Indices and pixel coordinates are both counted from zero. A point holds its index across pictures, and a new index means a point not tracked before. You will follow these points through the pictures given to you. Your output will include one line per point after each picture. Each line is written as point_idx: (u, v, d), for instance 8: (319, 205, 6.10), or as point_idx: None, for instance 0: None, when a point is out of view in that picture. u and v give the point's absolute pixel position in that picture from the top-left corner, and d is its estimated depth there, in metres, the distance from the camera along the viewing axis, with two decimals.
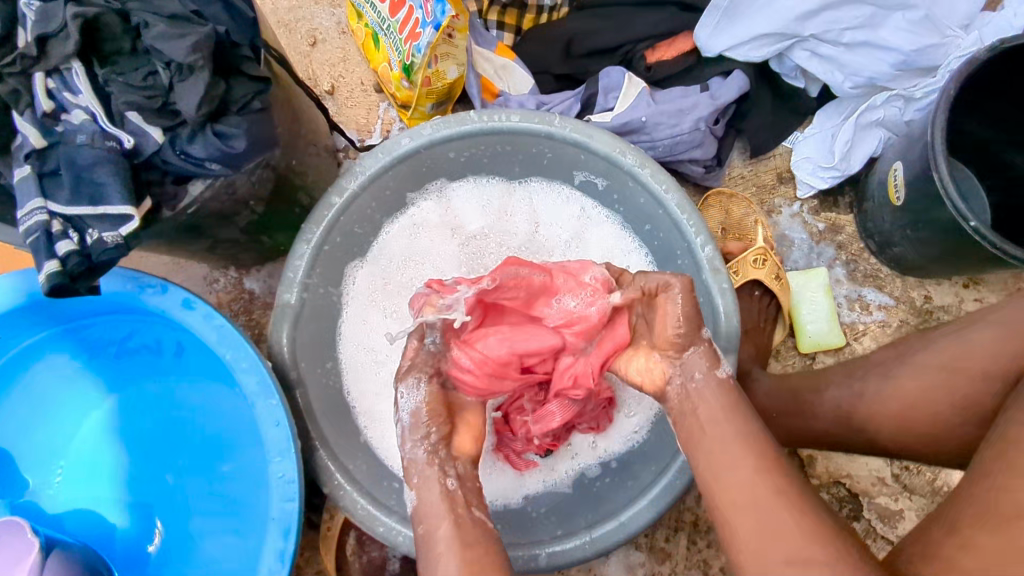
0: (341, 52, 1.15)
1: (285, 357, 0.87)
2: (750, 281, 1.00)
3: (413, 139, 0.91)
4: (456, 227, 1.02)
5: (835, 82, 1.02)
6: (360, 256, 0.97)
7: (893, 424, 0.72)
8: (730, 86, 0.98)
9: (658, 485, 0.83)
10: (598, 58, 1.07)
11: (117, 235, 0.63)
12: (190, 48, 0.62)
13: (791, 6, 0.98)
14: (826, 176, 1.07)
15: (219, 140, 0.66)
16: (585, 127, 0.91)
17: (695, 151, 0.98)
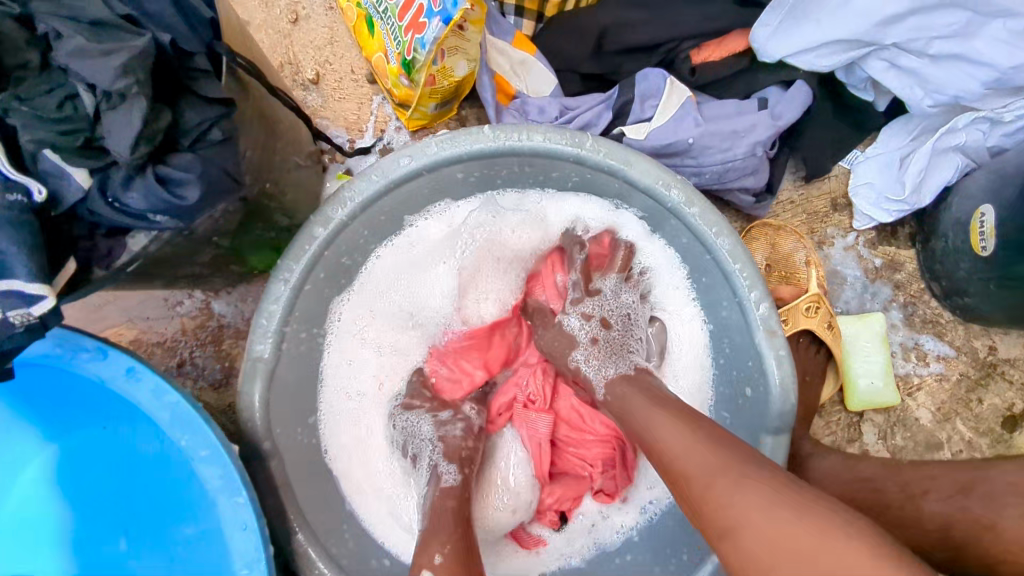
0: (328, 32, 0.97)
1: (256, 421, 0.73)
2: (800, 331, 0.87)
3: (415, 159, 0.76)
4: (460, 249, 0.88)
5: (913, 100, 0.87)
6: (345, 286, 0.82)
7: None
8: (793, 103, 0.84)
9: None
10: (635, 55, 0.90)
11: (27, 316, 0.47)
12: (120, 69, 0.45)
13: (873, 7, 0.81)
14: (891, 208, 0.92)
15: (164, 188, 0.51)
16: (624, 153, 0.76)
17: (747, 179, 0.83)
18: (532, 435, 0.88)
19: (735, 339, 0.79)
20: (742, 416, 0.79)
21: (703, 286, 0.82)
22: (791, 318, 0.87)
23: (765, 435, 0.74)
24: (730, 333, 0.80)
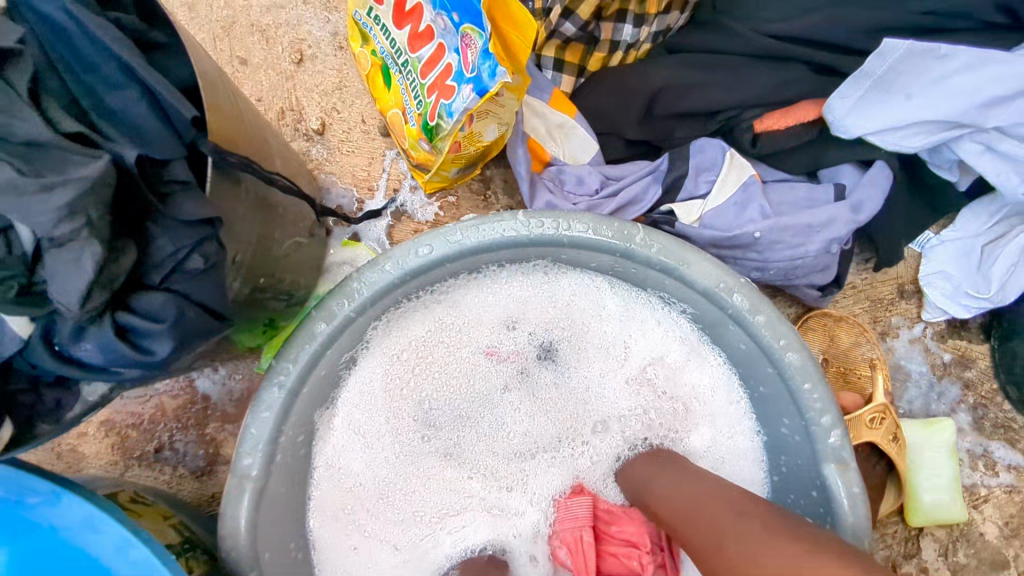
0: (337, 75, 0.86)
1: (238, 552, 0.61)
2: (862, 443, 0.76)
3: (437, 247, 0.64)
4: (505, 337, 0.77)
5: (1008, 187, 0.75)
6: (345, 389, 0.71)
7: None
8: (873, 192, 0.73)
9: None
10: (686, 122, 0.78)
11: None
12: (64, 210, 0.35)
13: (971, 87, 0.69)
14: (969, 304, 0.81)
15: (127, 340, 0.40)
16: (680, 248, 0.65)
17: (815, 276, 0.72)
18: (570, 525, 0.68)
19: (799, 462, 0.67)
20: None
21: (764, 397, 0.71)
22: (853, 431, 0.75)
23: None
24: (790, 450, 0.69)
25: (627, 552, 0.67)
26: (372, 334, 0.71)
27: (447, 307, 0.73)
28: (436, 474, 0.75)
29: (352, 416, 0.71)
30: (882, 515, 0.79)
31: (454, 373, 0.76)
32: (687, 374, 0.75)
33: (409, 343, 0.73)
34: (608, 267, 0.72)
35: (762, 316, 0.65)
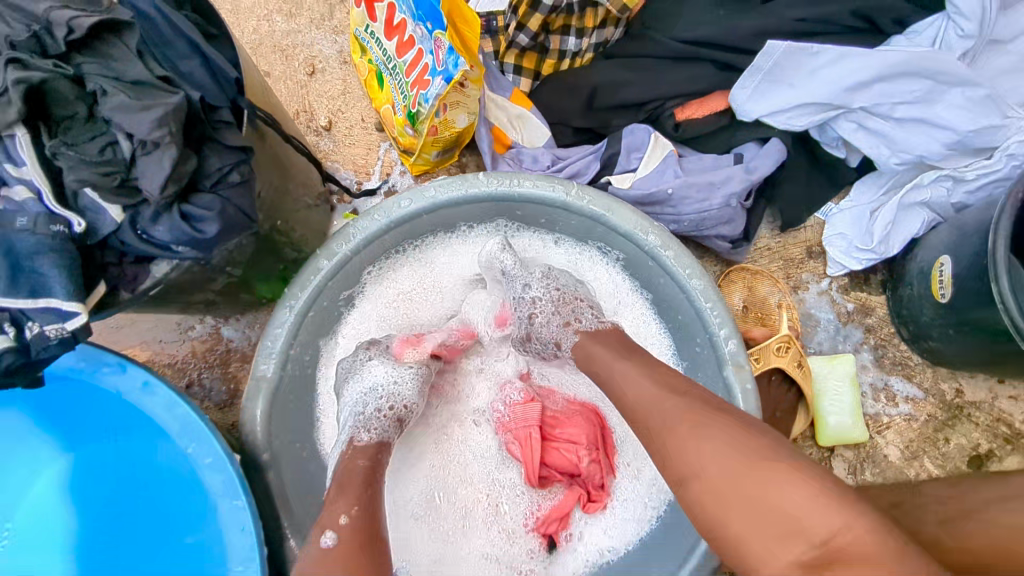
0: (342, 84, 1.06)
1: (258, 438, 0.78)
2: (771, 369, 0.91)
3: (414, 201, 0.83)
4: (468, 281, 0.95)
5: (880, 158, 0.93)
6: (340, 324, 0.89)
7: None
8: (766, 158, 0.91)
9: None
10: (622, 112, 0.97)
11: (62, 329, 0.54)
12: (155, 122, 0.52)
13: (840, 76, 0.88)
14: (861, 257, 0.98)
15: (187, 223, 0.57)
16: (607, 200, 0.83)
17: (723, 227, 0.90)
18: (522, 425, 0.87)
19: (707, 374, 0.84)
20: None
21: (681, 324, 0.87)
22: (761, 357, 0.91)
23: None
24: (702, 368, 0.85)
25: (570, 446, 0.86)
26: (367, 278, 0.89)
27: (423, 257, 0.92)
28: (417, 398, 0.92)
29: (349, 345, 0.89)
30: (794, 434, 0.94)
31: (432, 316, 0.94)
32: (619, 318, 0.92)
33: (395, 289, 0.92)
34: (553, 221, 0.90)
35: (672, 253, 0.82)
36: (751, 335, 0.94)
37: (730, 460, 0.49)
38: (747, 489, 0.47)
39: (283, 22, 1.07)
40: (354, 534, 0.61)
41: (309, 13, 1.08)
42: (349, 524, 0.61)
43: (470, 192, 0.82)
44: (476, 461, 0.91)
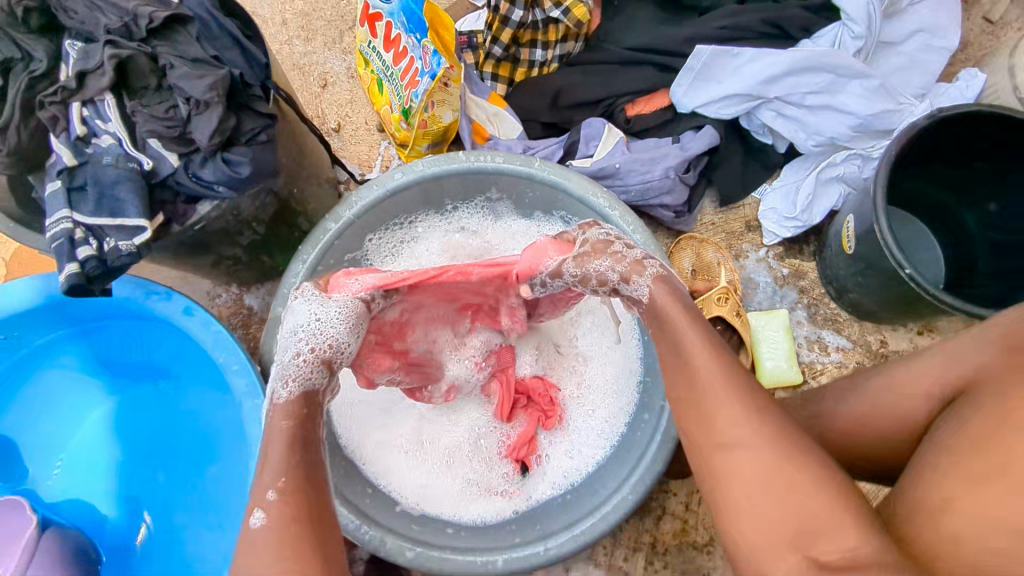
0: (349, 94, 1.26)
1: (274, 366, 0.93)
2: (714, 317, 1.06)
3: (406, 174, 1.00)
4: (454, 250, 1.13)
5: (799, 140, 1.10)
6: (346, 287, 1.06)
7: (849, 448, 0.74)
8: (700, 139, 1.09)
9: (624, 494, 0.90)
10: (583, 109, 1.16)
11: (131, 244, 0.72)
12: (208, 87, 0.72)
13: (757, 71, 1.07)
14: (790, 226, 1.15)
15: (227, 166, 0.76)
16: (564, 171, 1.00)
17: (665, 197, 1.09)
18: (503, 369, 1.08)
19: None
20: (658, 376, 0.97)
21: None
22: (705, 307, 1.05)
23: None
24: None
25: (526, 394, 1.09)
26: (370, 245, 1.06)
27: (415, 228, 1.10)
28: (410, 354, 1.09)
29: None
30: None
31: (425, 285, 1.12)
32: None
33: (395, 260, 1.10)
34: (522, 195, 1.07)
35: (618, 212, 0.98)
36: (697, 288, 1.09)
37: (769, 485, 0.52)
38: (802, 508, 0.50)
39: (302, 45, 1.28)
40: (282, 509, 0.60)
41: (323, 37, 1.29)
42: (277, 500, 0.60)
43: (451, 166, 1.00)
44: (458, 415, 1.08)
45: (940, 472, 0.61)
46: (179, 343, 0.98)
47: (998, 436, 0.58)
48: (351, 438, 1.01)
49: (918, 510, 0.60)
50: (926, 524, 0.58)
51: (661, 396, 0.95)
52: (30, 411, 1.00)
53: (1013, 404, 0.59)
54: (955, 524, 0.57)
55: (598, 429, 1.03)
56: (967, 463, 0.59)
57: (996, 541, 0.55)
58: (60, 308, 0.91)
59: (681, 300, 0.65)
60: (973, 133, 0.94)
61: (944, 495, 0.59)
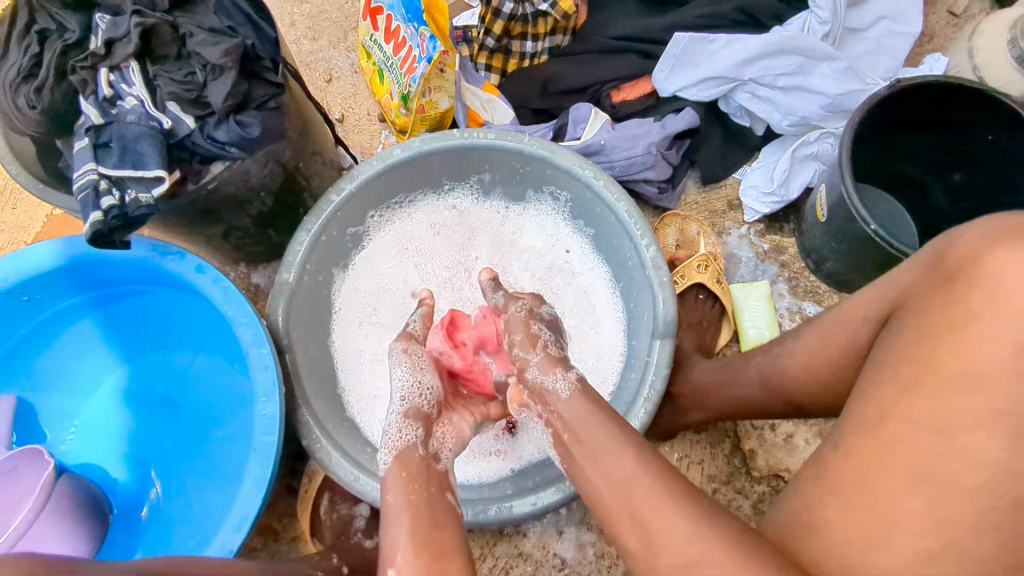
0: (353, 87, 1.34)
1: (279, 325, 0.98)
2: (695, 284, 1.13)
3: (401, 152, 1.04)
4: (449, 227, 1.18)
5: (774, 121, 1.17)
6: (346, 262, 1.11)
7: (819, 384, 0.78)
8: (680, 119, 1.16)
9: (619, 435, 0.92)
10: (571, 96, 1.23)
11: (150, 196, 0.78)
12: (223, 53, 0.80)
13: (732, 55, 1.15)
14: (768, 202, 1.21)
15: (238, 127, 0.83)
16: (552, 145, 1.04)
17: (649, 172, 1.16)
18: None
19: (638, 283, 1.03)
20: (642, 338, 1.01)
21: (616, 246, 1.07)
22: (686, 274, 1.14)
23: (655, 340, 0.96)
24: (635, 279, 1.04)
25: None
26: (371, 222, 1.11)
27: (412, 205, 1.15)
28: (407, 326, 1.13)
29: (354, 282, 1.12)
30: (721, 341, 1.14)
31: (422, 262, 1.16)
32: (571, 249, 1.15)
33: (392, 237, 1.15)
34: (513, 171, 1.11)
35: (603, 183, 1.03)
36: (677, 256, 1.18)
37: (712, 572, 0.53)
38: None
39: (308, 43, 1.37)
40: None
41: (328, 36, 1.37)
42: (405, 572, 0.63)
43: (445, 144, 1.04)
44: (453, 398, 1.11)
45: (874, 384, 0.59)
46: (195, 307, 1.04)
47: (932, 347, 0.56)
48: (353, 401, 1.06)
49: (856, 421, 0.58)
50: (862, 435, 0.57)
51: (646, 352, 0.98)
52: (49, 377, 1.05)
53: (929, 311, 0.58)
54: (874, 398, 0.58)
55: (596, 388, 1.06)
56: (897, 371, 0.57)
57: (922, 439, 0.54)
58: (88, 267, 0.96)
59: (597, 402, 0.73)
60: (917, 102, 1.00)
61: (879, 406, 0.57)
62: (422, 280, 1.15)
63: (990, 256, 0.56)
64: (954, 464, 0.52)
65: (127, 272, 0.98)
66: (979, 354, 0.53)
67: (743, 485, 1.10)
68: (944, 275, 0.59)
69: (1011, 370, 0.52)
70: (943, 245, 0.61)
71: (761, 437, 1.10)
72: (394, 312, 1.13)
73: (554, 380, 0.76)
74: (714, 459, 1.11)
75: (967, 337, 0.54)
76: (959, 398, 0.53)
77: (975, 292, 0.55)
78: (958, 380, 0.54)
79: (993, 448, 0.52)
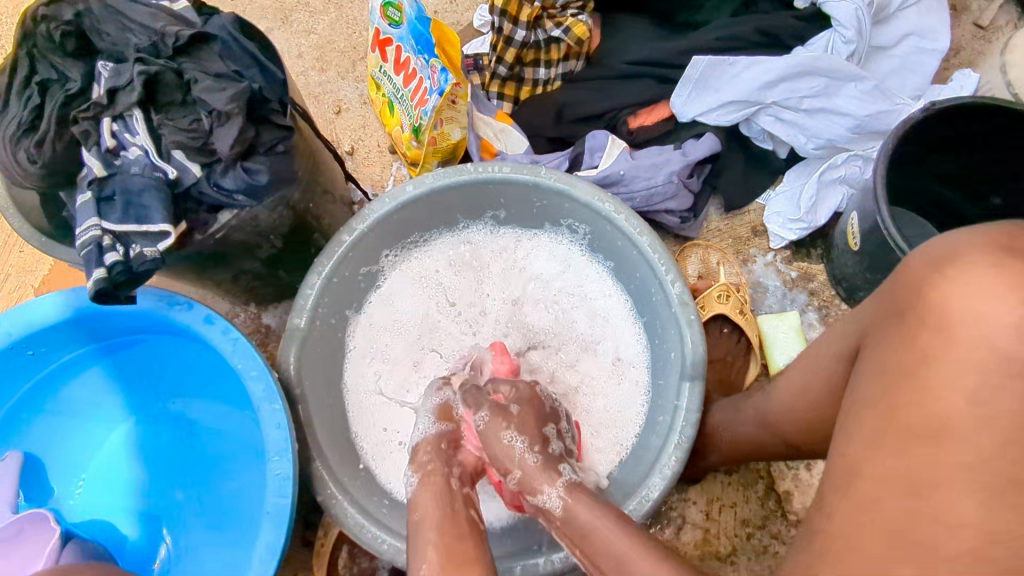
0: (362, 119, 1.31)
1: (291, 376, 0.94)
2: (718, 315, 1.09)
3: (417, 187, 1.00)
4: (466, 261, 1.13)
5: (799, 144, 1.13)
6: (359, 301, 1.06)
7: None
8: (701, 146, 1.13)
9: (651, 485, 0.87)
10: (587, 123, 1.20)
11: (155, 250, 0.75)
12: (229, 98, 0.77)
13: (754, 77, 1.11)
14: (795, 228, 1.16)
15: (246, 175, 0.80)
16: (569, 178, 0.99)
17: (669, 202, 1.12)
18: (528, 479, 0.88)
19: (663, 319, 0.98)
20: (670, 377, 0.96)
21: (638, 281, 1.02)
22: (705, 303, 1.09)
23: (684, 382, 0.91)
24: (659, 314, 0.99)
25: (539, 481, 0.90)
26: (386, 260, 1.07)
27: (428, 240, 1.11)
28: (425, 365, 1.08)
29: (367, 323, 1.07)
30: (750, 377, 1.08)
31: (441, 300, 1.11)
32: (589, 283, 1.11)
33: (409, 273, 1.10)
34: (530, 205, 1.06)
35: (623, 216, 0.98)
36: (698, 287, 1.13)
37: None
38: None
39: (317, 75, 1.34)
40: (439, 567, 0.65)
41: (337, 67, 1.34)
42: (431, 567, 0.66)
43: (460, 179, 0.99)
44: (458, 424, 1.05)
45: (843, 437, 0.54)
46: (204, 354, 1.00)
47: (892, 397, 0.50)
48: (369, 446, 1.01)
49: (832, 476, 0.53)
50: (837, 492, 0.52)
51: (675, 395, 0.92)
52: (53, 430, 1.01)
53: (886, 357, 0.53)
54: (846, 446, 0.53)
55: (621, 430, 1.01)
56: (861, 422, 0.52)
57: (895, 500, 0.49)
58: (95, 319, 0.93)
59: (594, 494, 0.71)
60: (937, 128, 0.96)
61: (848, 462, 0.52)
62: (439, 316, 1.10)
63: (935, 288, 0.51)
64: (932, 526, 0.47)
65: (133, 322, 0.94)
66: (937, 402, 0.48)
67: (780, 529, 1.04)
68: (896, 310, 0.55)
69: (973, 417, 0.47)
70: (893, 279, 0.58)
71: (796, 480, 1.06)
72: (410, 350, 1.08)
73: (544, 490, 0.72)
74: (747, 501, 1.06)
75: (921, 383, 0.49)
76: (924, 454, 0.48)
77: (924, 330, 0.51)
78: (925, 433, 0.48)
79: (972, 506, 0.47)
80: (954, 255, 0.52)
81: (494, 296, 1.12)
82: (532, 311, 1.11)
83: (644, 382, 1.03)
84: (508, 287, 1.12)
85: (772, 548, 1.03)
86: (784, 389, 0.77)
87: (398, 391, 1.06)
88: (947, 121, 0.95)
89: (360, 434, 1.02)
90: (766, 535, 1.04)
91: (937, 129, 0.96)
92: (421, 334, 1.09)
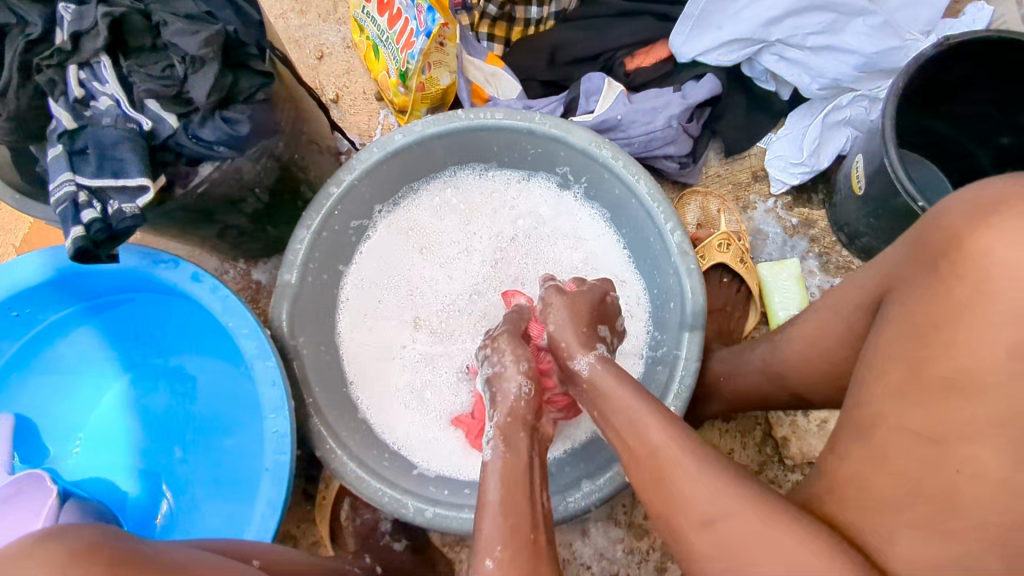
0: (346, 64, 1.25)
1: (284, 332, 0.91)
2: (717, 265, 1.07)
3: (405, 136, 0.95)
4: (457, 208, 1.09)
5: (803, 85, 1.09)
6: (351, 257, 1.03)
7: None
8: (702, 87, 1.08)
9: None
10: (580, 65, 1.15)
11: (134, 207, 0.72)
12: (202, 43, 0.72)
13: (756, 14, 1.06)
14: (796, 172, 1.13)
15: (226, 125, 0.76)
16: (564, 123, 0.95)
17: (668, 147, 1.09)
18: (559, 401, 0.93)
19: (662, 267, 0.96)
20: (670, 327, 0.94)
21: (636, 230, 1.00)
22: (706, 254, 1.07)
23: (683, 331, 0.89)
24: (658, 262, 0.97)
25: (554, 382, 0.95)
26: (378, 214, 1.04)
27: (416, 190, 1.07)
28: (420, 315, 1.06)
29: (359, 276, 1.04)
30: (749, 327, 1.08)
31: (435, 249, 1.08)
32: (585, 231, 1.07)
33: (399, 223, 1.07)
34: (524, 151, 1.02)
35: (621, 163, 0.94)
36: (698, 236, 1.10)
37: None
38: None
39: (296, 18, 1.27)
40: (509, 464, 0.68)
41: (317, 9, 1.27)
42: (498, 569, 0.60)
43: (450, 126, 0.95)
44: (443, 359, 1.04)
45: (872, 388, 0.52)
46: (195, 310, 0.99)
47: (921, 347, 0.49)
48: (362, 398, 0.99)
49: (857, 433, 0.52)
50: (858, 441, 0.51)
51: (674, 345, 0.90)
52: (43, 392, 0.99)
53: (916, 310, 0.51)
54: (871, 405, 0.51)
55: None
56: (888, 372, 0.51)
57: (909, 448, 0.48)
58: (77, 278, 0.90)
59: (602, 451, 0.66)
60: (951, 64, 0.92)
61: (876, 415, 0.50)
62: (427, 272, 1.07)
63: (976, 239, 0.48)
64: (951, 476, 0.45)
65: (117, 278, 0.91)
66: (985, 355, 0.46)
67: (776, 474, 1.06)
68: (931, 260, 0.52)
69: (1010, 370, 0.44)
70: (927, 225, 0.54)
71: (793, 425, 1.06)
72: (404, 299, 1.06)
73: (577, 357, 0.73)
74: (745, 448, 1.07)
75: (961, 338, 0.47)
76: (951, 406, 0.46)
77: (958, 284, 0.48)
78: (950, 383, 0.46)
79: (1005, 461, 0.44)
80: (998, 204, 0.49)
81: (486, 244, 1.08)
82: (523, 265, 1.08)
83: (638, 331, 1.01)
84: (500, 234, 1.09)
85: (770, 492, 1.05)
86: (795, 340, 0.76)
87: (393, 342, 1.04)
88: (963, 56, 0.91)
89: (358, 389, 1.00)
90: (765, 482, 1.05)
91: (949, 66, 0.93)
92: (415, 284, 1.07)
